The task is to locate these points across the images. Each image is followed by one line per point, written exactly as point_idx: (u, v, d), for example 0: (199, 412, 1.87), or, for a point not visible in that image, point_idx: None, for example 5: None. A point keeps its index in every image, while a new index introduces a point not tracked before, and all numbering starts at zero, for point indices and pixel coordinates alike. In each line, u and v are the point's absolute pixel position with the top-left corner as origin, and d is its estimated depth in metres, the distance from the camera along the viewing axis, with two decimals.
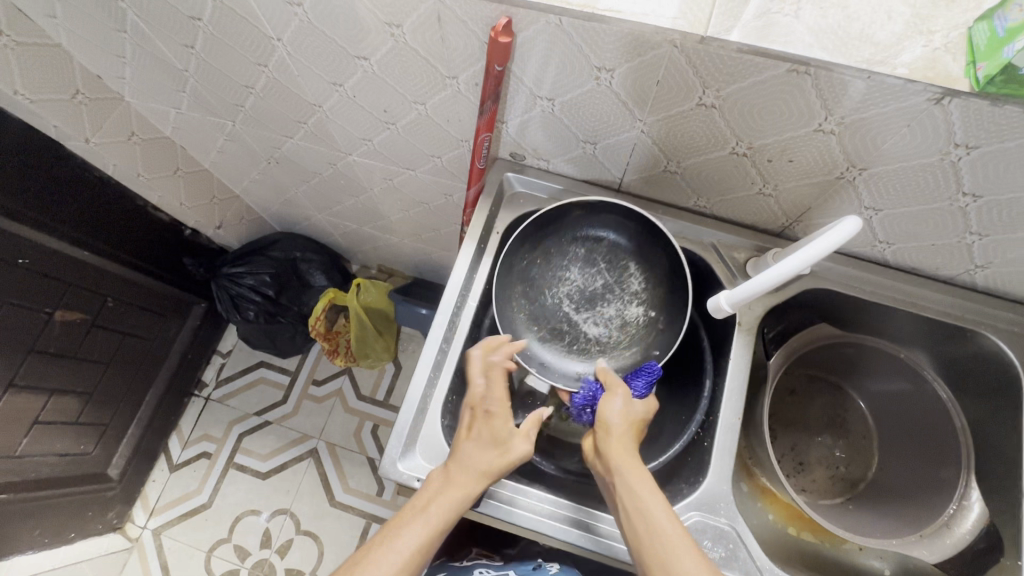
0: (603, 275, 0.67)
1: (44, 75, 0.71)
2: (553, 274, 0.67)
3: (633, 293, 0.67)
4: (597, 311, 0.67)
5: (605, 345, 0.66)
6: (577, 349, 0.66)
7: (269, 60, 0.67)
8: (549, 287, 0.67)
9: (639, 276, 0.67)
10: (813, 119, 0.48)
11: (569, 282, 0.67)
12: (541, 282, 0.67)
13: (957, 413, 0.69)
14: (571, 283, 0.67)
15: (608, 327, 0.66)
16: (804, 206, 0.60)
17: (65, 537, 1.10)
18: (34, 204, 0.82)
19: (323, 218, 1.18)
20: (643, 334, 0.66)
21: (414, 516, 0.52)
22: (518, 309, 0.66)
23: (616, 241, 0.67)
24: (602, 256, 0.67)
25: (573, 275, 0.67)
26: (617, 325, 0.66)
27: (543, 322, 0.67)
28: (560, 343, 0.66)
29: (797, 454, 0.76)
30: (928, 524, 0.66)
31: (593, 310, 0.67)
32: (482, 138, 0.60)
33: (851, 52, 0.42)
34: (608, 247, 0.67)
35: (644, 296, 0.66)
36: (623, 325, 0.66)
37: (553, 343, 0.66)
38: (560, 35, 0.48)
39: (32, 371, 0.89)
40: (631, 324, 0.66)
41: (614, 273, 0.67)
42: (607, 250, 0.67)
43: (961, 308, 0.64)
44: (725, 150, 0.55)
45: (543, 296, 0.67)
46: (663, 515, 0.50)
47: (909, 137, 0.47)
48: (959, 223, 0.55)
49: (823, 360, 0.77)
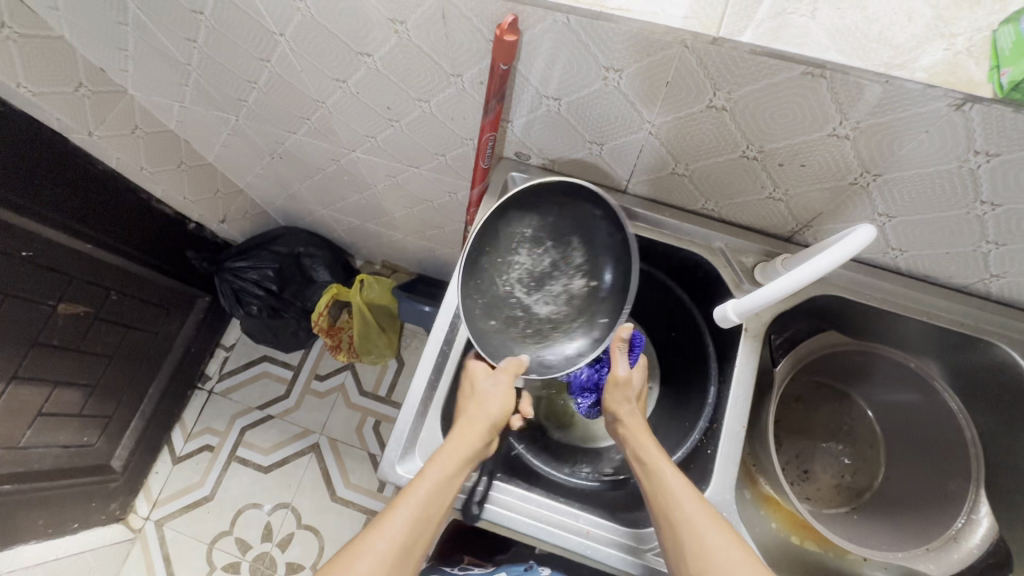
0: (549, 253, 0.65)
1: (46, 67, 0.71)
2: (502, 259, 0.64)
3: (575, 267, 0.65)
4: (544, 287, 0.65)
5: (557, 323, 0.65)
6: (529, 332, 0.65)
7: (272, 55, 0.66)
8: (500, 274, 0.64)
9: (581, 252, 0.65)
10: (827, 124, 0.47)
11: (518, 264, 0.64)
12: (491, 270, 0.63)
13: (967, 424, 0.68)
14: (520, 267, 0.64)
15: (558, 305, 0.65)
16: (816, 211, 0.59)
17: (69, 527, 1.10)
18: (37, 196, 0.82)
19: (327, 214, 1.17)
20: (588, 305, 0.65)
21: (420, 483, 0.55)
22: (475, 301, 0.62)
23: (558, 218, 0.64)
24: (548, 237, 0.64)
25: (521, 257, 0.64)
26: (565, 301, 0.65)
27: (498, 310, 0.64)
28: (515, 328, 0.64)
29: (801, 462, 0.74)
30: (935, 537, 0.65)
31: (542, 289, 0.65)
32: (487, 138, 0.59)
33: (870, 55, 0.40)
34: (551, 225, 0.64)
35: (584, 268, 0.65)
36: (569, 299, 0.65)
37: (508, 331, 0.64)
38: (567, 34, 0.46)
39: (35, 363, 0.88)
40: (576, 296, 0.65)
41: (558, 249, 0.64)
42: (558, 226, 0.64)
43: (975, 317, 0.63)
44: (735, 153, 0.54)
45: (496, 285, 0.64)
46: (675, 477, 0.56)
47: (926, 143, 0.45)
48: (975, 231, 0.53)
49: (830, 368, 0.76)
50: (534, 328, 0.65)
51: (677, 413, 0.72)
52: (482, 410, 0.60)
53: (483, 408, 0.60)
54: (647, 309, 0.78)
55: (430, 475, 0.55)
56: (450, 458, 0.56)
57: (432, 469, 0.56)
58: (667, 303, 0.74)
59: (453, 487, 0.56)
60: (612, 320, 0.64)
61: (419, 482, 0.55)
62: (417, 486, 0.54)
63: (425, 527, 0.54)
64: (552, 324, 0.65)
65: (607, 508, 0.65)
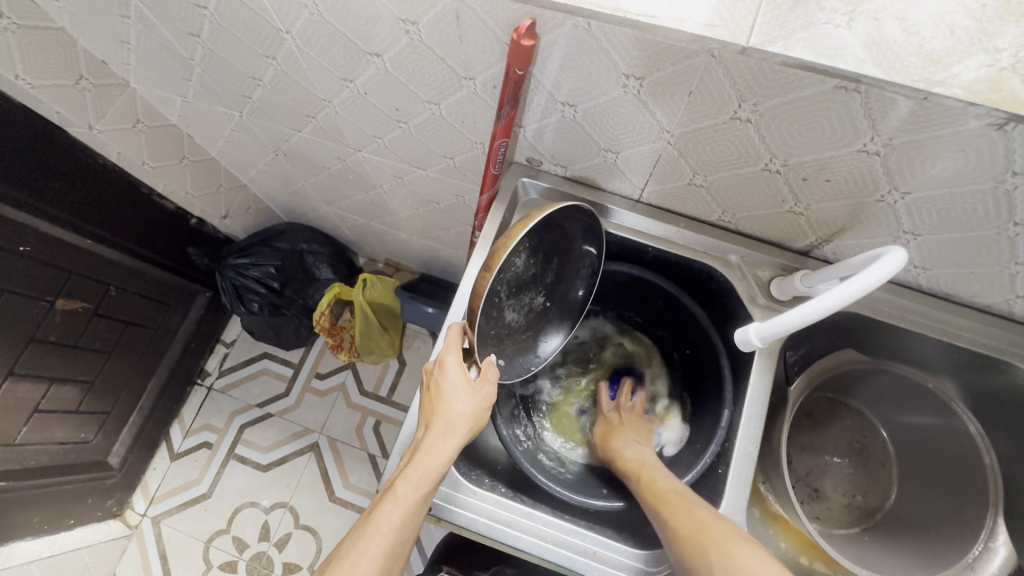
0: (535, 267, 0.62)
1: (46, 60, 0.68)
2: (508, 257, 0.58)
3: (544, 284, 0.65)
4: (520, 303, 0.64)
5: (513, 330, 0.65)
6: (494, 336, 0.63)
7: (278, 52, 0.64)
8: (500, 273, 0.58)
9: (553, 271, 0.65)
10: (857, 139, 0.45)
11: (513, 269, 0.60)
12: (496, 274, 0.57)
13: (988, 451, 0.65)
14: (514, 270, 0.60)
15: (521, 315, 0.65)
16: (837, 226, 0.56)
17: (65, 524, 1.09)
18: (37, 190, 0.79)
19: (332, 211, 1.15)
20: (539, 321, 0.68)
21: (394, 505, 0.53)
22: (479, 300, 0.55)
23: (552, 239, 0.62)
24: (539, 255, 0.62)
25: (518, 262, 0.60)
26: (527, 313, 0.66)
27: (487, 308, 0.60)
28: (492, 332, 0.62)
29: (812, 480, 0.73)
30: (951, 565, 0.63)
31: (517, 297, 0.63)
32: (499, 144, 0.57)
33: (908, 70, 0.38)
34: (547, 242, 0.61)
35: (549, 287, 0.66)
36: (529, 311, 0.66)
37: (483, 330, 0.61)
38: (587, 40, 0.44)
39: (32, 359, 0.87)
40: (534, 311, 0.66)
41: (543, 265, 0.63)
42: (548, 243, 0.61)
43: (998, 338, 0.61)
44: (758, 166, 0.52)
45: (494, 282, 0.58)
46: (665, 478, 0.60)
47: (963, 161, 0.43)
48: (1004, 252, 0.51)
49: (843, 385, 0.74)
50: (500, 336, 0.64)
51: (690, 431, 0.70)
52: (455, 419, 0.56)
53: (454, 422, 0.56)
54: (661, 321, 0.76)
55: (403, 496, 0.53)
56: (421, 476, 0.54)
57: (406, 487, 0.54)
58: (680, 318, 0.72)
59: (425, 504, 0.55)
60: (552, 339, 0.69)
61: (391, 504, 0.53)
62: (392, 508, 0.53)
63: (401, 543, 0.53)
64: (513, 335, 0.65)
65: (614, 527, 0.63)
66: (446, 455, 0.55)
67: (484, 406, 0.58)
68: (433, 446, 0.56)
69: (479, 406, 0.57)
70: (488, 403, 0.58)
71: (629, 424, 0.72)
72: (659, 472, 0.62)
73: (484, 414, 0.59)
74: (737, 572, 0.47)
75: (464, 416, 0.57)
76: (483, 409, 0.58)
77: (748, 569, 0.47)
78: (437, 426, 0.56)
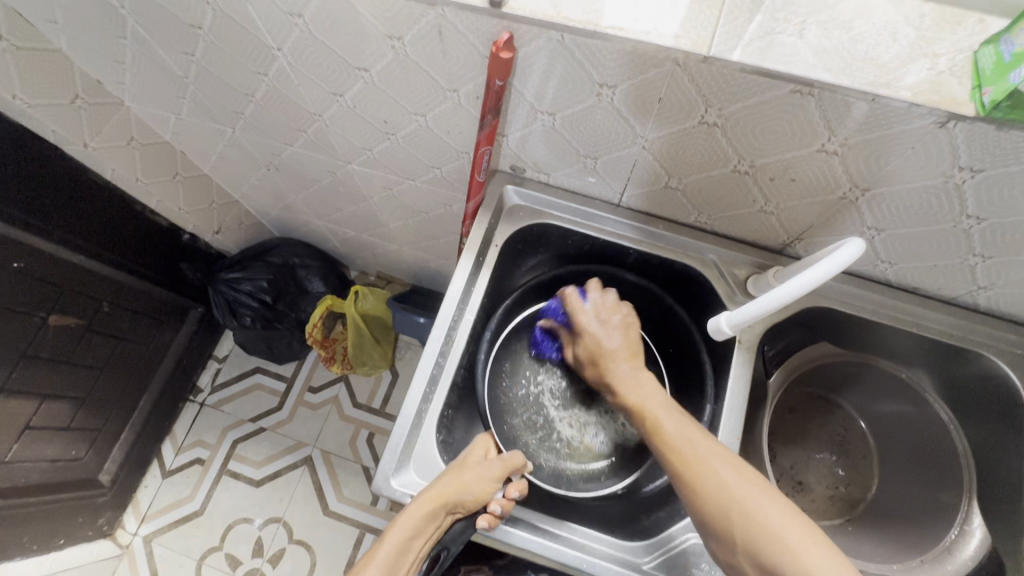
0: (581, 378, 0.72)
1: (43, 78, 0.70)
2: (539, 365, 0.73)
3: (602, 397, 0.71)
4: (559, 424, 0.70)
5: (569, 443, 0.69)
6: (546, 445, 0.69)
7: (269, 69, 0.66)
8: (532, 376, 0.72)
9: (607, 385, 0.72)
10: (817, 140, 0.48)
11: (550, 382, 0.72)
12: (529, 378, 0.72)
13: (957, 434, 0.68)
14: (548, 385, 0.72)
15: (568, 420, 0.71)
16: (805, 225, 0.60)
17: (53, 544, 1.07)
18: (31, 206, 0.81)
19: (323, 224, 1.17)
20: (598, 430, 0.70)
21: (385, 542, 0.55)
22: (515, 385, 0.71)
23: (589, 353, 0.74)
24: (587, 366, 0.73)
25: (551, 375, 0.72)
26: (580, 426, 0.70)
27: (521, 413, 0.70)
28: (535, 436, 0.69)
29: (795, 473, 0.75)
30: (929, 549, 0.64)
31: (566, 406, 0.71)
32: (482, 151, 0.60)
33: (856, 74, 0.42)
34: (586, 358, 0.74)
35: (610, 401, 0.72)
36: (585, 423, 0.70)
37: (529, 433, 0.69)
38: (562, 51, 0.47)
39: (24, 376, 0.86)
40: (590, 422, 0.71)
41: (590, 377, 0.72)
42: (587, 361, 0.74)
43: (962, 328, 0.64)
44: (727, 167, 0.55)
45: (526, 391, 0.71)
46: (664, 411, 0.55)
47: (913, 159, 0.46)
48: (962, 244, 0.54)
49: (823, 379, 0.77)
50: (561, 442, 0.69)
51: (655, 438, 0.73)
52: (462, 477, 0.58)
53: (454, 475, 0.58)
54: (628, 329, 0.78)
55: (395, 535, 0.55)
56: (413, 521, 0.55)
57: (396, 527, 0.55)
58: (659, 316, 0.72)
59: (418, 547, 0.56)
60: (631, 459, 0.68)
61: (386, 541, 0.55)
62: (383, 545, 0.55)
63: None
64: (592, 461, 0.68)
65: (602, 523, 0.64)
66: (433, 500, 0.56)
67: (491, 479, 0.59)
68: (430, 490, 0.56)
69: (484, 471, 0.59)
70: (495, 476, 0.59)
71: (612, 335, 0.62)
72: (658, 406, 0.55)
73: (486, 476, 0.58)
74: (710, 483, 0.48)
75: (467, 472, 0.58)
76: (493, 480, 0.59)
77: (725, 481, 0.48)
78: (441, 474, 0.58)
